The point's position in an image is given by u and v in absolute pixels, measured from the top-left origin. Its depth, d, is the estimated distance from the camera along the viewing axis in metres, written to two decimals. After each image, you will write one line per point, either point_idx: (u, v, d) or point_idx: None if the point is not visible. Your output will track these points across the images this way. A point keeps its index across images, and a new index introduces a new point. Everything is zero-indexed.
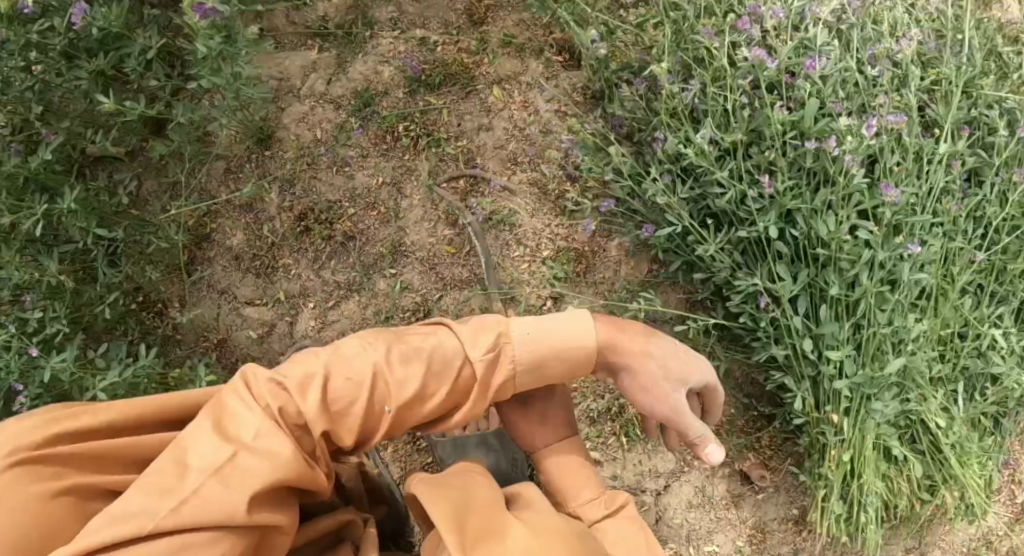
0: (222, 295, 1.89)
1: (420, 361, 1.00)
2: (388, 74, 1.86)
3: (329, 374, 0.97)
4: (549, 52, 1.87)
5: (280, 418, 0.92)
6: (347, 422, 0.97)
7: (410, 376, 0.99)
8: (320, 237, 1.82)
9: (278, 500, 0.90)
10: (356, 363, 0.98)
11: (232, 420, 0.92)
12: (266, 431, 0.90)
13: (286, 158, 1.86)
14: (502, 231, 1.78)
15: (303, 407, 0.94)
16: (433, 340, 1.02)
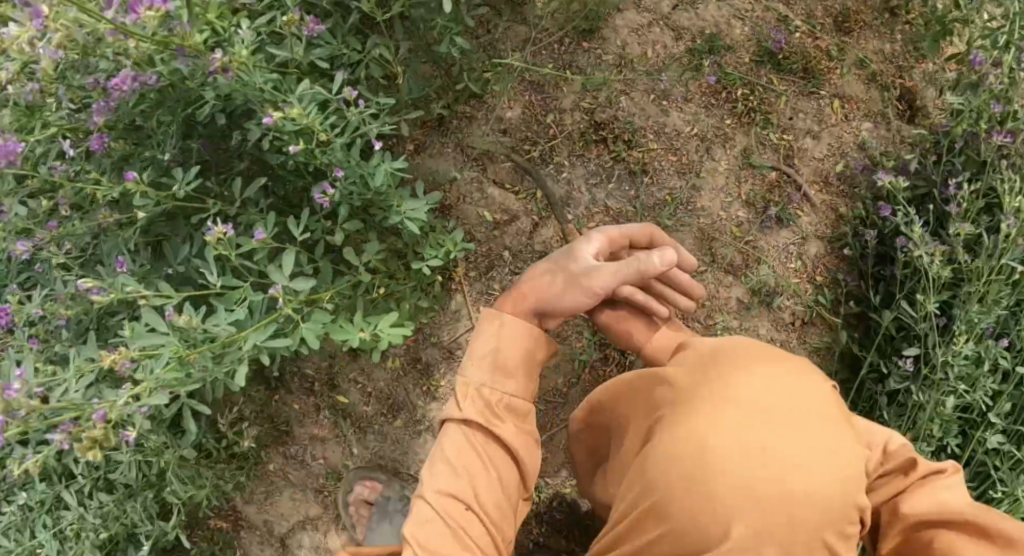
0: (469, 162, 1.76)
1: (447, 464, 1.06)
2: (742, 34, 1.73)
3: (427, 541, 1.01)
4: (893, 93, 1.73)
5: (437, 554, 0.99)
6: (467, 521, 1.03)
7: (462, 470, 1.05)
8: (610, 155, 1.71)
9: None
10: (422, 507, 1.04)
11: None
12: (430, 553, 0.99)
13: (606, 63, 1.75)
14: (790, 240, 1.68)
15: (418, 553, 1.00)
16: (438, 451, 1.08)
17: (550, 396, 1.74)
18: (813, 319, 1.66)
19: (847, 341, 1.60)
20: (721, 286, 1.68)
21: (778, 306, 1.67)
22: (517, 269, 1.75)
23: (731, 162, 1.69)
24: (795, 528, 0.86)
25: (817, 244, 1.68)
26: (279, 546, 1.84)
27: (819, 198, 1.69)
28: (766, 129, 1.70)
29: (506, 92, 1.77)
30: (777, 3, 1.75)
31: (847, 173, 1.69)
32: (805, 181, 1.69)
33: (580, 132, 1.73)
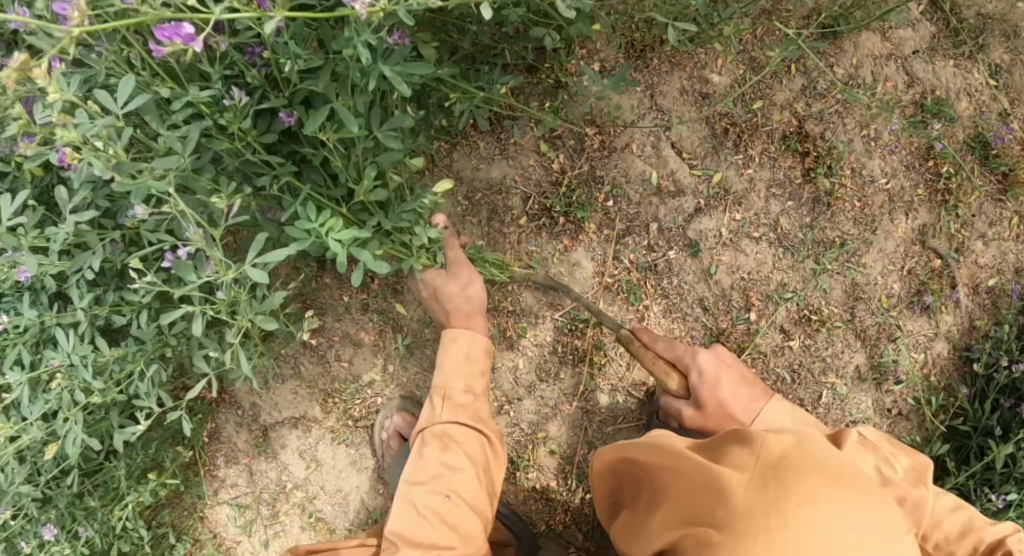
0: (654, 111, 1.56)
1: (443, 459, 1.35)
2: (967, 110, 1.64)
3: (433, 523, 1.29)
4: None
5: (435, 518, 1.29)
6: (449, 481, 1.32)
7: (455, 465, 1.34)
8: (802, 172, 1.57)
9: (452, 531, 1.29)
10: (433, 501, 1.31)
11: (412, 532, 1.29)
12: (431, 521, 1.29)
13: (835, 76, 1.60)
14: (927, 332, 1.61)
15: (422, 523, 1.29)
16: (438, 458, 1.35)
17: (631, 388, 1.59)
18: (912, 415, 1.62)
19: (940, 451, 1.56)
20: (848, 349, 1.59)
21: (889, 390, 1.61)
22: (655, 247, 1.56)
23: (907, 233, 1.60)
24: (787, 513, 0.88)
25: (945, 345, 1.62)
26: (259, 433, 1.77)
27: (966, 302, 1.63)
28: (950, 216, 1.61)
29: (722, 54, 1.56)
30: (1007, 95, 1.65)
31: (998, 292, 1.64)
32: (961, 282, 1.62)
33: (783, 134, 1.56)
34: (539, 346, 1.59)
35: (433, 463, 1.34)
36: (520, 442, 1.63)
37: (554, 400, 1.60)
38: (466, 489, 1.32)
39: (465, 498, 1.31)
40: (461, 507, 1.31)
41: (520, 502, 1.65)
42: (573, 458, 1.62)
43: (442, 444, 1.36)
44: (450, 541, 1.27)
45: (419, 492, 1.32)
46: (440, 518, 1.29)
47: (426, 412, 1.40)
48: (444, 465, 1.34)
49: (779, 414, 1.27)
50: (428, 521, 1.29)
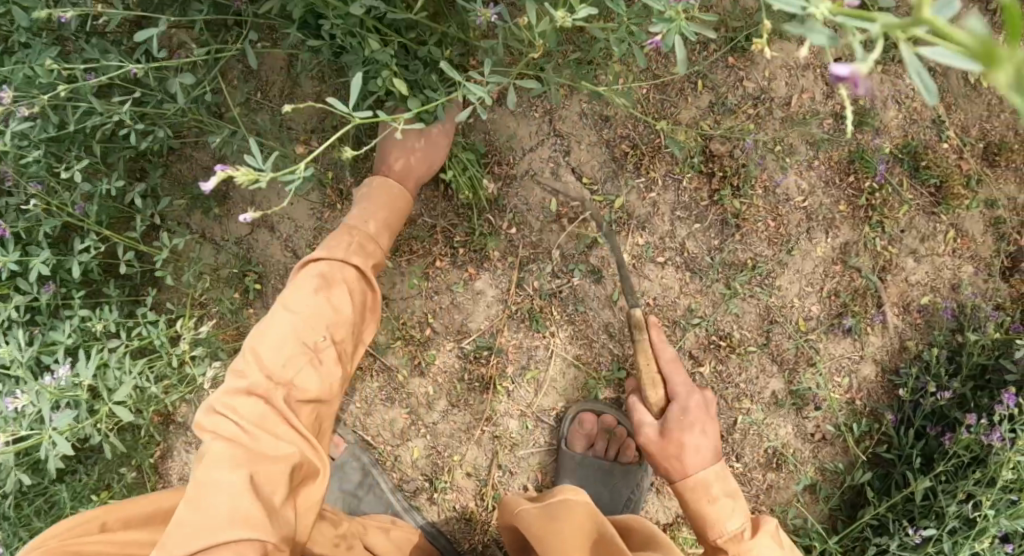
0: (552, 136, 1.54)
1: (312, 288, 1.19)
2: (894, 120, 1.54)
3: (263, 363, 1.14)
4: (1008, 246, 1.54)
5: (311, 317, 1.17)
6: (336, 279, 1.22)
7: (332, 292, 1.20)
8: (708, 194, 1.52)
9: (293, 367, 1.14)
10: (299, 301, 1.18)
11: (244, 372, 1.14)
12: (293, 365, 1.14)
13: (745, 90, 1.53)
14: (849, 355, 1.54)
15: (259, 362, 1.14)
16: (296, 286, 1.21)
17: (540, 414, 1.60)
18: (837, 443, 1.55)
19: (860, 480, 1.50)
20: (764, 374, 1.54)
21: (809, 415, 1.55)
22: (559, 273, 1.55)
23: (827, 252, 1.53)
24: None
25: (872, 367, 1.55)
26: None
27: (894, 322, 1.54)
28: (876, 233, 1.53)
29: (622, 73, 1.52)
30: (942, 100, 1.55)
31: (932, 311, 1.54)
32: (888, 302, 1.54)
33: (688, 155, 1.52)
34: (449, 372, 1.61)
35: (301, 297, 1.18)
36: (436, 463, 1.65)
37: (466, 425, 1.62)
38: (313, 361, 1.16)
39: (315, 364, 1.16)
40: (320, 333, 1.17)
41: (442, 520, 1.67)
42: (489, 480, 1.63)
43: (316, 275, 1.21)
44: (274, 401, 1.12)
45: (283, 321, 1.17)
46: (295, 358, 1.14)
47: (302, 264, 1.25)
48: (313, 296, 1.18)
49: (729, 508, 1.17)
50: (280, 347, 1.15)
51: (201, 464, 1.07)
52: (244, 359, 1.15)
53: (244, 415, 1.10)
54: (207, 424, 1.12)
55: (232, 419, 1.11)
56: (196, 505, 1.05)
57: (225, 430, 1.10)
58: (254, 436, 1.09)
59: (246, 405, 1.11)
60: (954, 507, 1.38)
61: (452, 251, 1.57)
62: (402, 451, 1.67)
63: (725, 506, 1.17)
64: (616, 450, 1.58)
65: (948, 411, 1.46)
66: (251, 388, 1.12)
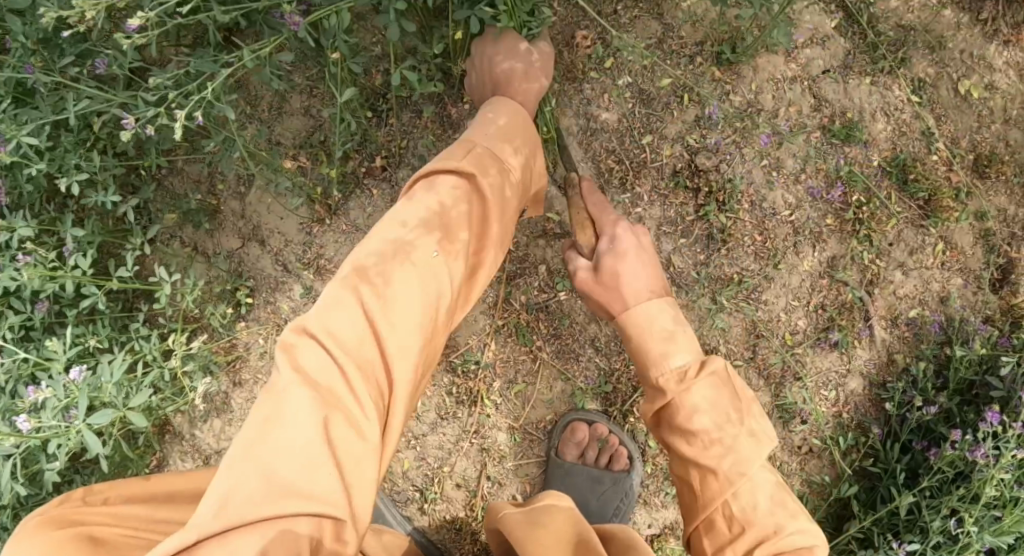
0: (539, 150, 1.54)
1: (433, 201, 0.99)
2: (883, 132, 1.53)
3: (383, 271, 0.92)
4: (998, 259, 1.53)
5: (440, 219, 0.97)
6: (478, 196, 1.03)
7: (456, 200, 1.00)
8: (695, 208, 1.51)
9: (416, 287, 0.91)
10: (415, 212, 0.98)
11: (368, 277, 0.92)
12: (408, 281, 0.91)
13: (733, 103, 1.52)
14: (836, 368, 1.54)
15: (378, 264, 0.92)
16: (431, 191, 1.00)
17: (528, 426, 1.61)
18: (824, 456, 1.55)
19: (846, 494, 1.50)
20: (751, 387, 1.54)
21: (797, 428, 1.55)
22: (546, 288, 1.56)
23: (814, 266, 1.52)
24: None
25: (859, 381, 1.55)
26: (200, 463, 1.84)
27: (882, 335, 1.54)
28: (863, 246, 1.52)
29: (608, 88, 1.53)
30: (931, 112, 1.54)
31: (920, 324, 1.54)
32: (876, 316, 1.53)
33: (673, 169, 1.51)
34: (437, 386, 1.62)
35: (414, 209, 0.99)
36: (426, 474, 1.67)
37: (455, 437, 1.63)
38: (413, 299, 0.90)
39: (416, 308, 0.90)
40: (443, 265, 0.95)
41: (433, 529, 1.69)
42: (478, 491, 1.65)
43: (451, 181, 1.02)
44: (367, 355, 0.86)
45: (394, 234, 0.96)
46: (365, 311, 0.88)
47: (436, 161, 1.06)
48: (426, 191, 1.00)
49: (685, 342, 1.06)
50: (383, 258, 0.94)
51: (274, 394, 0.82)
52: (359, 258, 0.94)
53: (339, 335, 0.86)
54: (293, 344, 0.87)
55: (328, 346, 0.86)
56: (296, 424, 0.80)
57: (338, 332, 0.87)
58: (361, 363, 0.85)
59: (366, 322, 0.88)
60: (938, 523, 1.38)
61: None
62: (393, 462, 1.69)
63: (676, 349, 1.05)
64: (607, 459, 1.58)
65: (934, 425, 1.46)
66: (357, 296, 0.89)
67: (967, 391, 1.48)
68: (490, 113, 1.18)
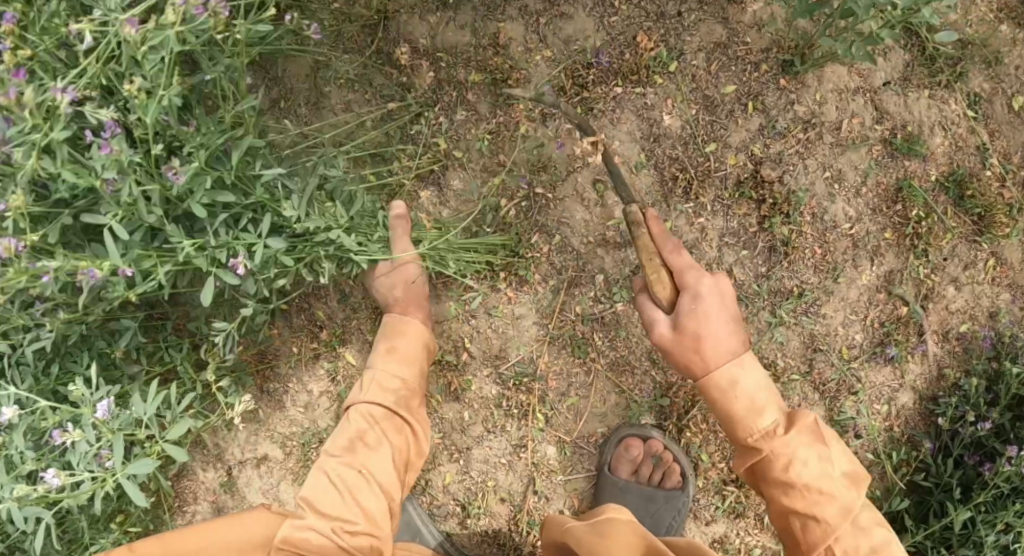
0: (599, 156, 1.48)
1: (360, 436, 1.28)
2: (941, 147, 1.52)
3: (317, 500, 1.22)
4: None
5: (373, 421, 1.31)
6: (365, 454, 1.27)
7: (382, 439, 1.29)
8: (758, 220, 1.49)
9: (331, 518, 1.20)
10: (351, 426, 1.30)
11: (316, 501, 1.23)
12: (335, 509, 1.21)
13: (796, 113, 1.49)
14: (890, 383, 1.54)
15: (313, 501, 1.22)
16: (359, 408, 1.32)
17: (580, 440, 1.57)
18: (875, 469, 1.55)
19: (898, 508, 1.51)
20: (807, 402, 1.53)
21: (851, 442, 1.55)
22: (602, 298, 1.51)
23: (871, 280, 1.52)
24: None
25: (911, 395, 1.55)
26: (223, 474, 1.76)
27: (934, 350, 1.55)
28: (920, 261, 1.52)
29: (672, 94, 1.48)
30: (986, 126, 1.53)
31: (970, 338, 1.55)
32: (929, 330, 1.54)
33: (737, 180, 1.48)
34: (485, 398, 1.57)
35: (344, 438, 1.29)
36: (470, 488, 1.62)
37: (503, 451, 1.59)
38: (380, 473, 1.26)
39: (375, 481, 1.25)
40: (366, 484, 1.24)
41: (475, 547, 1.64)
42: (524, 506, 1.61)
43: (360, 417, 1.31)
44: (355, 517, 1.21)
45: (331, 468, 1.26)
46: (356, 472, 1.25)
47: (360, 376, 1.37)
48: (346, 436, 1.30)
49: (803, 442, 1.16)
50: (335, 493, 1.23)
51: None
52: (308, 485, 1.25)
53: (303, 548, 1.16)
54: None
55: (295, 550, 1.16)
56: None
57: (303, 538, 1.17)
58: None
59: (309, 531, 1.18)
60: (994, 538, 1.39)
61: (492, 274, 1.53)
62: (434, 475, 1.64)
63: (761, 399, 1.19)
64: (660, 475, 1.55)
65: (986, 440, 1.46)
66: (306, 525, 1.19)
67: (1018, 407, 1.49)
68: (391, 323, 1.43)
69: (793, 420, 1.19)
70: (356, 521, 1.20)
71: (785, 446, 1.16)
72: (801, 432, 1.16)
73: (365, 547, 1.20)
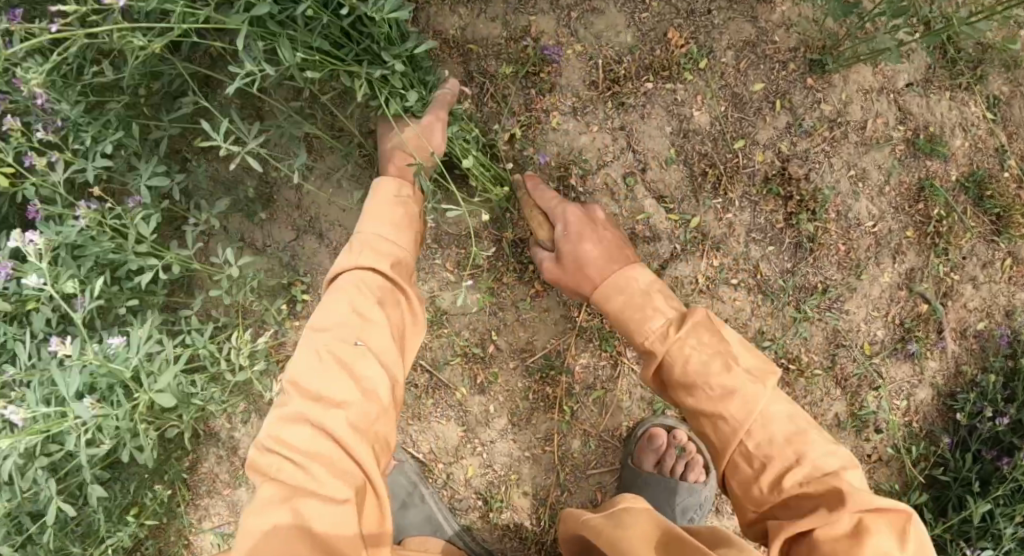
0: (630, 150, 1.50)
1: (361, 311, 1.12)
2: (962, 148, 1.55)
3: (300, 381, 1.05)
4: None
5: (368, 308, 1.13)
6: (354, 330, 1.10)
7: (374, 308, 1.13)
8: (785, 216, 1.51)
9: (323, 404, 1.04)
10: (337, 315, 1.11)
11: (303, 381, 1.06)
12: (325, 388, 1.05)
13: (822, 112, 1.52)
14: (910, 379, 1.57)
15: (303, 381, 1.05)
16: (349, 282, 1.15)
17: (604, 433, 1.58)
18: (893, 464, 1.58)
19: (916, 502, 1.54)
20: (828, 397, 1.55)
21: (871, 437, 1.57)
22: None
23: (893, 278, 1.54)
24: None
25: (929, 391, 1.58)
26: (240, 465, 1.81)
27: (953, 347, 1.58)
28: (940, 259, 1.55)
29: (701, 90, 1.50)
30: (1005, 128, 1.56)
31: (987, 336, 1.58)
32: (948, 327, 1.57)
33: (765, 176, 1.50)
34: (511, 391, 1.58)
35: (338, 311, 1.12)
36: (492, 481, 1.63)
37: (527, 443, 1.59)
38: (380, 345, 1.10)
39: (377, 356, 1.09)
40: (366, 354, 1.08)
41: (496, 541, 1.65)
42: (547, 499, 1.62)
43: (356, 284, 1.15)
44: (352, 397, 1.05)
45: (318, 343, 1.09)
46: (358, 345, 1.09)
47: (349, 247, 1.20)
48: (337, 308, 1.12)
49: (770, 397, 1.05)
50: (323, 366, 1.06)
51: (248, 508, 0.96)
52: (290, 369, 1.08)
53: (293, 445, 1.00)
54: (256, 463, 1.01)
55: (283, 446, 1.00)
56: (278, 509, 0.95)
57: (290, 434, 1.01)
58: (315, 454, 0.99)
59: (300, 425, 1.02)
60: (1012, 531, 1.41)
61: (520, 267, 1.53)
62: (456, 469, 1.65)
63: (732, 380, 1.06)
64: (683, 465, 1.56)
65: (1004, 436, 1.49)
66: (302, 414, 1.02)
67: None
68: (385, 215, 1.24)
69: (798, 431, 1.03)
70: (348, 405, 1.04)
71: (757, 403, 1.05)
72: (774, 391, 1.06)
73: (371, 438, 1.05)
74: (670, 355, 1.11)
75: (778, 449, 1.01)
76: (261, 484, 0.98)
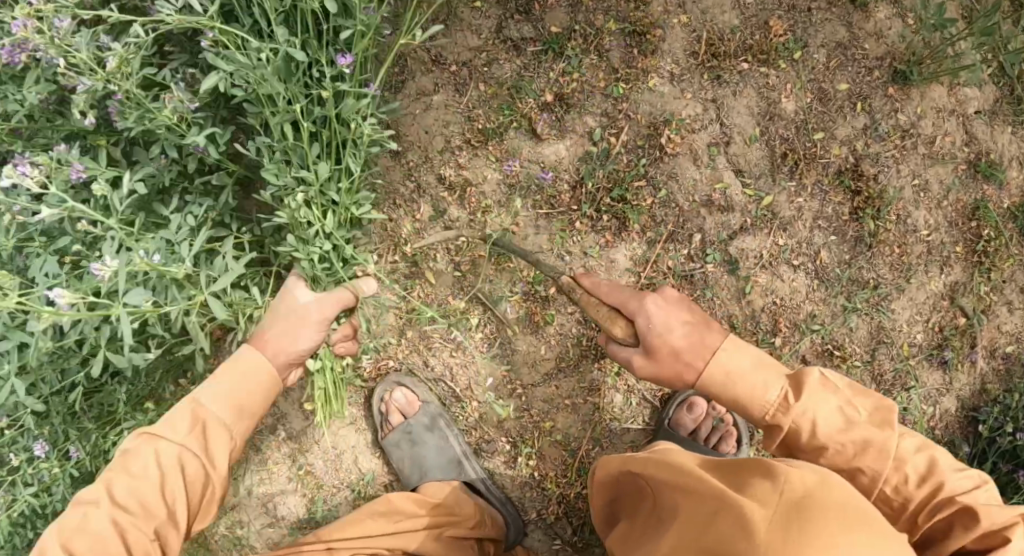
0: (716, 124, 1.56)
1: (230, 411, 1.15)
2: (1016, 179, 1.65)
3: (144, 454, 1.07)
4: None
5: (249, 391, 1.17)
6: (189, 465, 1.09)
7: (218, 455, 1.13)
8: (850, 210, 1.59)
9: (173, 476, 1.07)
10: (211, 409, 1.13)
11: (150, 447, 1.07)
12: (171, 456, 1.07)
13: (896, 121, 1.60)
14: (939, 387, 1.64)
15: (162, 446, 1.08)
16: (232, 380, 1.16)
17: (645, 392, 1.64)
18: None
19: None
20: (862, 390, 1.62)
21: None
22: (694, 257, 1.57)
23: (938, 287, 1.62)
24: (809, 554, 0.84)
25: (955, 401, 1.65)
26: None
27: (982, 364, 1.65)
28: (983, 278, 1.63)
29: (791, 80, 1.58)
30: None
31: (1014, 359, 1.66)
32: (981, 343, 1.64)
33: (838, 169, 1.58)
34: (563, 336, 1.63)
35: (214, 410, 1.14)
36: (525, 426, 1.66)
37: (568, 391, 1.64)
38: (222, 455, 1.13)
39: (188, 501, 1.09)
40: (191, 473, 1.09)
41: (517, 486, 1.67)
42: (577, 452, 1.65)
43: (244, 388, 1.17)
44: (173, 506, 1.07)
45: (171, 438, 1.09)
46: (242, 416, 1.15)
47: (257, 343, 1.22)
48: (224, 392, 1.15)
49: (819, 401, 1.03)
50: (166, 466, 1.07)
51: (70, 533, 1.01)
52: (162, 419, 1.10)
53: (93, 527, 1.02)
54: (70, 514, 1.04)
55: (98, 511, 1.03)
56: None
57: (119, 485, 1.05)
58: (144, 504, 1.05)
59: (131, 471, 1.06)
60: None
61: (595, 216, 1.57)
62: (491, 409, 1.67)
63: (857, 436, 1.02)
64: (718, 438, 1.59)
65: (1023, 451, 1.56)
66: (130, 463, 1.06)
67: None
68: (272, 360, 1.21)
69: (850, 424, 1.03)
70: (178, 496, 1.07)
71: (805, 412, 1.03)
72: (811, 392, 1.03)
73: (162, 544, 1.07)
74: (795, 427, 1.04)
75: (914, 489, 1.00)
76: (66, 516, 1.03)
